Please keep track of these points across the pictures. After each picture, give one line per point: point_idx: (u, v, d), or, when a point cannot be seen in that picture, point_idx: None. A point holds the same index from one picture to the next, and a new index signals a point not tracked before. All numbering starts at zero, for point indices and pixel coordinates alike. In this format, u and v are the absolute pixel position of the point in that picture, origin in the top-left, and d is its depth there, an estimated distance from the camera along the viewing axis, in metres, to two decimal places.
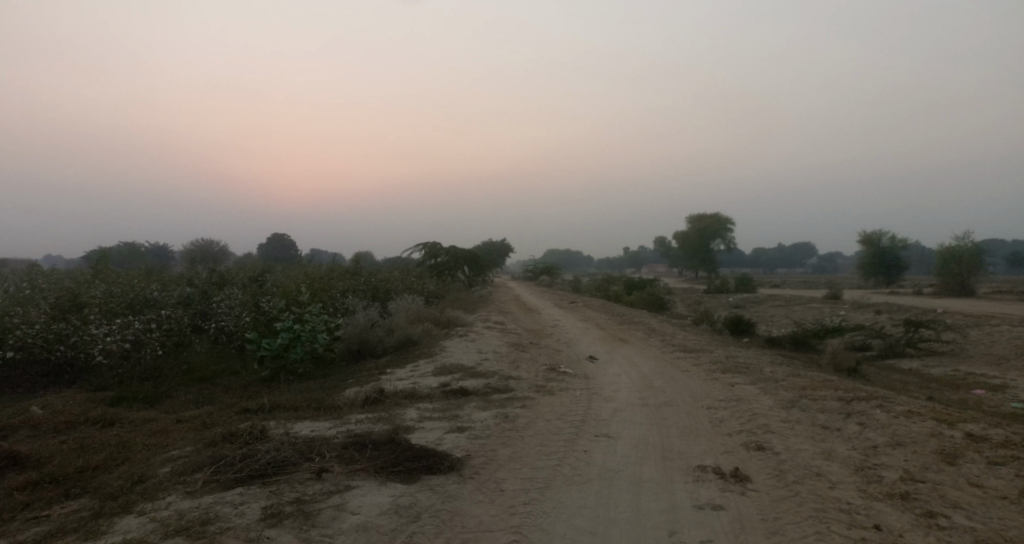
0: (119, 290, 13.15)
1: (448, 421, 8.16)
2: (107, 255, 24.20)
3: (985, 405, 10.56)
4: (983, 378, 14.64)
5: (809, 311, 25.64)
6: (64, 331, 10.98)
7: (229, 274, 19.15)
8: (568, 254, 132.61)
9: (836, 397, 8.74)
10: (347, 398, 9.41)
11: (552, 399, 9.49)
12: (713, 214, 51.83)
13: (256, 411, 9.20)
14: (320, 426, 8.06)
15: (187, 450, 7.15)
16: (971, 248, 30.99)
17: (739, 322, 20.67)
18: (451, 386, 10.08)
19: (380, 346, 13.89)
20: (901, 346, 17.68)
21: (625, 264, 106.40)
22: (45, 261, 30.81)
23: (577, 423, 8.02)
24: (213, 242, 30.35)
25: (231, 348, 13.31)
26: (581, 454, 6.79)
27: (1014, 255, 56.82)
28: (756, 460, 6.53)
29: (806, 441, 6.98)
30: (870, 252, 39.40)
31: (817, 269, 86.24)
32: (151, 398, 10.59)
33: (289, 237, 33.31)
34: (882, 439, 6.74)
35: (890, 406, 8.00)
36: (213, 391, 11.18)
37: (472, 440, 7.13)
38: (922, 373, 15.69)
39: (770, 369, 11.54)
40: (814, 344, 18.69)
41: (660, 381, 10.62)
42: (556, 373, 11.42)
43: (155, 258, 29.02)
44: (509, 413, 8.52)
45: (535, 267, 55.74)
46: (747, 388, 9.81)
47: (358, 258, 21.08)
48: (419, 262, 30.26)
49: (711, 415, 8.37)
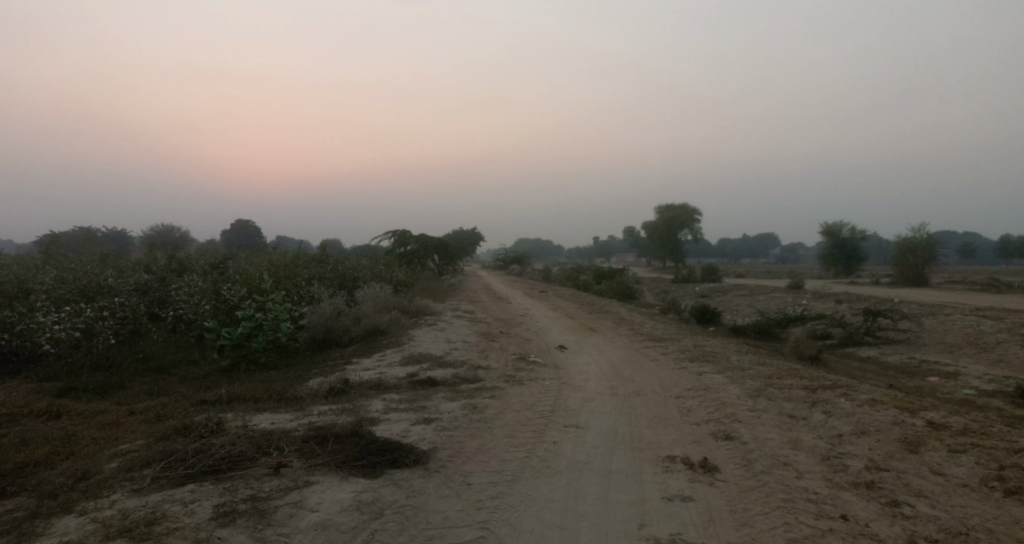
0: (71, 277, 12.80)
1: (415, 412, 8.04)
2: (64, 241, 23.61)
3: (941, 392, 10.74)
4: (939, 366, 14.92)
5: (772, 300, 25.97)
6: (9, 319, 10.65)
7: (189, 262, 18.76)
8: (537, 244, 132.81)
9: (802, 386, 8.78)
10: (310, 390, 9.24)
11: (520, 389, 9.42)
12: (681, 205, 52.29)
13: (214, 402, 8.99)
14: (281, 418, 7.88)
15: (138, 444, 6.94)
16: (926, 240, 31.71)
17: (705, 311, 20.83)
18: (419, 376, 9.96)
19: (346, 335, 13.70)
20: (860, 335, 17.97)
21: (595, 253, 106.98)
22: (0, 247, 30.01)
23: (546, 413, 7.96)
24: (175, 228, 29.76)
25: (190, 338, 13.02)
26: (549, 445, 6.72)
27: (967, 246, 58.35)
28: (723, 450, 6.51)
29: (774, 430, 6.98)
30: (831, 242, 40.04)
31: (780, 259, 87.61)
32: (102, 389, 10.31)
33: (254, 224, 32.78)
34: (847, 427, 6.76)
35: (854, 394, 8.04)
36: (170, 381, 10.91)
37: (438, 432, 7.01)
38: (880, 361, 15.96)
39: (737, 357, 11.59)
40: (776, 332, 18.90)
41: (629, 370, 10.60)
42: (525, 363, 11.34)
43: (115, 244, 28.37)
44: (477, 403, 8.43)
45: (505, 256, 55.75)
46: (715, 377, 9.82)
47: (325, 245, 20.79)
48: (388, 249, 30.04)
49: (679, 405, 8.36)
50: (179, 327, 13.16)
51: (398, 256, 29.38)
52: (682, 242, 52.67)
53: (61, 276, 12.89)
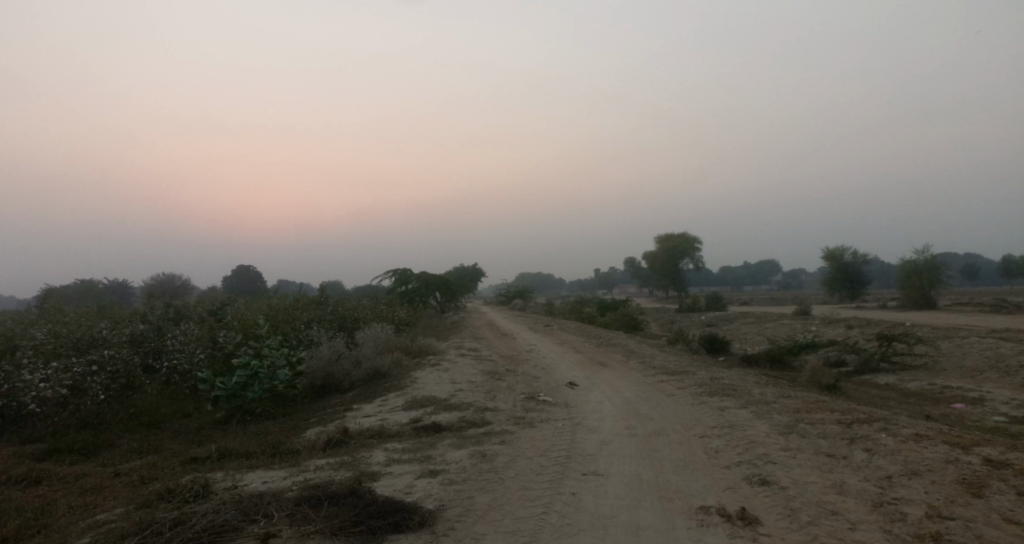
0: (64, 330, 12.29)
1: (420, 463, 7.42)
2: (61, 294, 23.08)
3: (971, 419, 10.11)
4: (961, 391, 14.26)
5: (781, 328, 25.31)
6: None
7: (186, 310, 18.23)
8: (538, 277, 132.18)
9: (835, 420, 8.16)
10: (307, 442, 8.64)
11: (531, 432, 8.79)
12: (682, 234, 51.81)
13: (204, 460, 8.37)
14: (273, 476, 7.26)
15: (116, 514, 6.33)
16: (930, 261, 31.05)
17: (714, 340, 20.18)
18: (423, 422, 9.34)
19: (346, 380, 13.08)
20: (876, 361, 17.31)
21: (597, 285, 106.41)
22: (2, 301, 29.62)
23: (562, 460, 7.33)
24: (176, 276, 29.29)
25: (185, 389, 12.46)
26: (567, 497, 6.09)
27: (969, 267, 57.77)
28: (762, 497, 5.89)
29: (813, 473, 6.36)
30: (834, 267, 39.42)
31: (782, 286, 87.02)
32: (90, 449, 9.75)
33: (255, 269, 32.29)
34: (895, 468, 6.14)
35: (895, 429, 7.41)
36: (161, 437, 10.32)
37: (445, 486, 6.40)
38: (899, 387, 15.30)
39: (757, 390, 10.95)
40: (789, 360, 18.24)
41: (646, 407, 9.97)
42: (535, 403, 10.71)
43: (115, 294, 27.87)
44: (487, 450, 7.81)
45: (506, 291, 55.19)
46: (739, 412, 9.18)
47: (325, 287, 20.23)
48: (389, 289, 29.46)
49: (704, 445, 7.73)
50: (174, 378, 12.60)
51: (400, 296, 28.81)
52: (685, 271, 52.09)
53: (52, 330, 12.36)
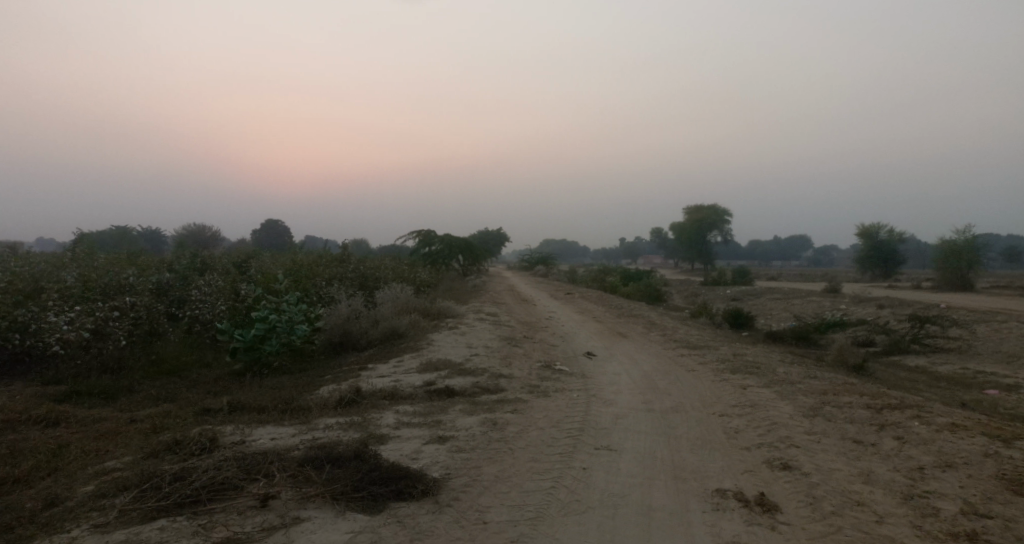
0: (92, 274, 12.24)
1: (429, 428, 7.22)
2: (92, 239, 23.21)
3: (1006, 408, 9.69)
4: (996, 377, 13.78)
5: (808, 305, 24.74)
6: (24, 320, 10.13)
7: (211, 261, 18.20)
8: (564, 244, 131.48)
9: (864, 404, 7.82)
10: (319, 400, 8.50)
11: (545, 401, 8.57)
12: (711, 206, 50.98)
13: (215, 412, 8.24)
14: (282, 433, 7.10)
15: (123, 462, 6.19)
16: (969, 242, 30.06)
17: (738, 315, 19.76)
18: (437, 385, 9.15)
19: (364, 338, 12.97)
20: (907, 342, 16.81)
21: (622, 254, 105.58)
22: (36, 245, 30.00)
23: (574, 432, 7.09)
24: (206, 227, 29.41)
25: (205, 339, 12.40)
26: (578, 472, 5.86)
27: (1009, 250, 56.13)
28: (782, 483, 5.61)
29: (838, 460, 6.07)
30: (868, 245, 38.48)
31: (812, 262, 85.70)
32: (109, 393, 9.70)
33: (283, 223, 32.34)
34: (928, 460, 5.84)
35: (928, 417, 7.07)
36: (179, 385, 10.25)
37: (453, 454, 6.19)
38: (929, 371, 14.83)
39: (783, 369, 10.61)
40: (816, 338, 17.79)
41: (664, 382, 9.69)
42: (551, 371, 10.46)
43: (148, 242, 28.10)
44: (498, 419, 7.58)
45: (531, 257, 54.89)
46: (762, 392, 8.87)
47: (348, 244, 20.09)
48: (413, 250, 29.29)
49: (723, 424, 7.45)
50: (196, 328, 12.55)
51: (423, 256, 28.65)
52: (712, 243, 51.33)
53: (80, 273, 12.31)
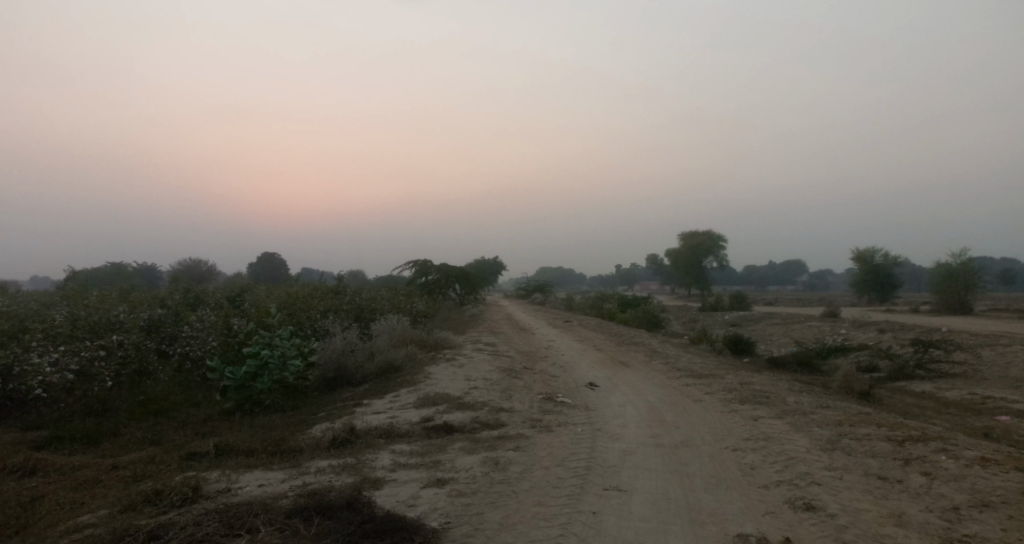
0: (80, 312, 11.85)
1: (427, 469, 6.81)
2: (84, 275, 22.83)
3: (1020, 434, 9.34)
4: (1005, 402, 13.38)
5: (808, 330, 24.39)
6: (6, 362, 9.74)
7: (204, 295, 17.81)
8: (560, 272, 131.10)
9: (883, 436, 7.43)
10: (311, 440, 8.08)
11: (549, 437, 8.17)
12: (706, 232, 50.88)
13: (201, 456, 7.81)
14: (270, 479, 6.69)
15: (98, 516, 5.77)
16: (966, 265, 29.83)
17: (739, 341, 19.40)
18: (435, 422, 8.75)
19: (359, 372, 12.57)
20: (911, 367, 16.45)
21: (619, 281, 105.41)
22: (31, 282, 29.66)
23: (581, 471, 6.68)
24: (201, 260, 29.07)
25: (195, 377, 11.98)
26: (588, 517, 5.47)
27: (1003, 272, 56.08)
28: (808, 527, 5.24)
29: (864, 499, 5.69)
30: (864, 268, 38.18)
31: (807, 287, 85.63)
32: (92, 437, 9.29)
33: (279, 256, 32.02)
34: (962, 499, 5.50)
35: (954, 449, 6.72)
36: (165, 427, 9.84)
37: (453, 498, 5.79)
38: (936, 396, 14.47)
39: (793, 398, 10.22)
40: (818, 364, 17.42)
41: (672, 414, 9.30)
42: (554, 405, 10.06)
43: (143, 278, 27.72)
44: (500, 458, 7.18)
45: (528, 285, 54.59)
46: (774, 423, 8.48)
47: (343, 276, 19.69)
48: (410, 280, 28.92)
49: (738, 460, 7.06)
50: (186, 366, 12.13)
51: (420, 287, 28.27)
52: (708, 269, 51.12)
53: (67, 311, 11.92)
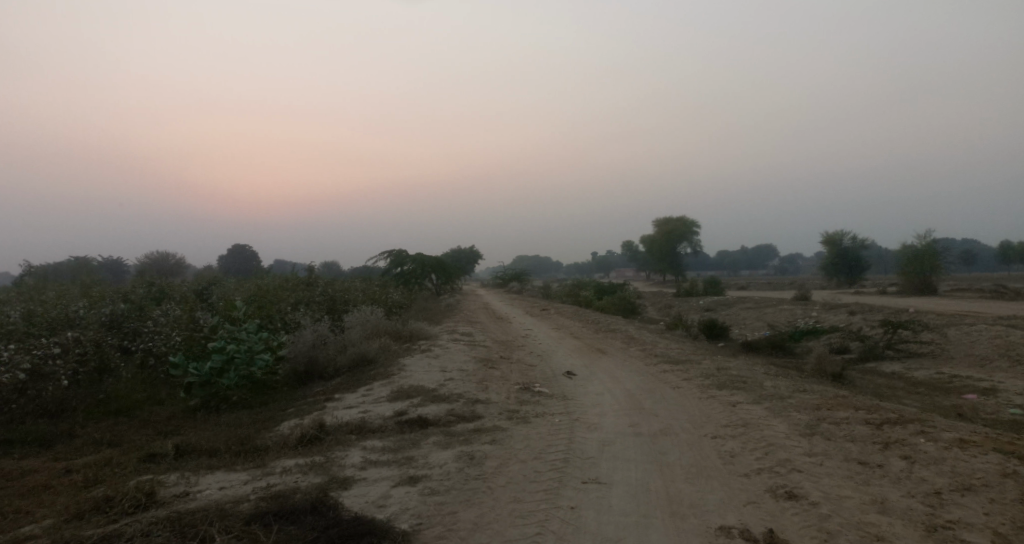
0: (36, 308, 11.37)
1: (399, 467, 6.59)
2: (46, 271, 22.18)
3: (990, 412, 9.35)
4: (974, 380, 13.47)
5: (780, 313, 24.47)
6: None
7: (170, 289, 17.33)
8: (535, 260, 131.24)
9: (862, 420, 7.33)
10: (278, 438, 7.82)
11: (525, 429, 7.97)
12: (680, 218, 50.96)
13: (161, 458, 7.51)
14: (233, 481, 6.42)
15: (46, 527, 5.49)
16: (932, 246, 30.13)
17: (713, 326, 19.37)
18: (408, 415, 8.52)
19: (331, 366, 12.28)
20: (881, 348, 16.52)
21: (593, 268, 105.56)
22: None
23: (558, 464, 6.50)
24: (170, 254, 28.42)
25: (160, 374, 11.61)
26: (565, 513, 5.28)
27: (966, 254, 56.90)
28: (791, 516, 5.10)
29: (847, 485, 5.57)
30: (833, 252, 38.54)
31: (779, 271, 86.38)
32: (48, 440, 8.94)
33: (251, 248, 31.43)
34: (944, 482, 5.41)
35: (933, 432, 6.63)
36: (127, 427, 9.51)
37: (425, 497, 5.58)
38: (906, 376, 14.53)
39: (770, 383, 10.13)
40: (791, 347, 17.43)
41: (649, 401, 9.14)
42: (530, 395, 9.86)
43: (109, 273, 27.04)
44: (475, 452, 6.97)
45: (502, 274, 54.34)
46: (752, 409, 8.36)
47: (314, 268, 19.27)
48: (384, 270, 28.51)
49: (718, 447, 6.91)
50: (149, 362, 11.71)
51: (394, 277, 27.88)
52: (682, 255, 51.24)
53: (24, 307, 11.48)
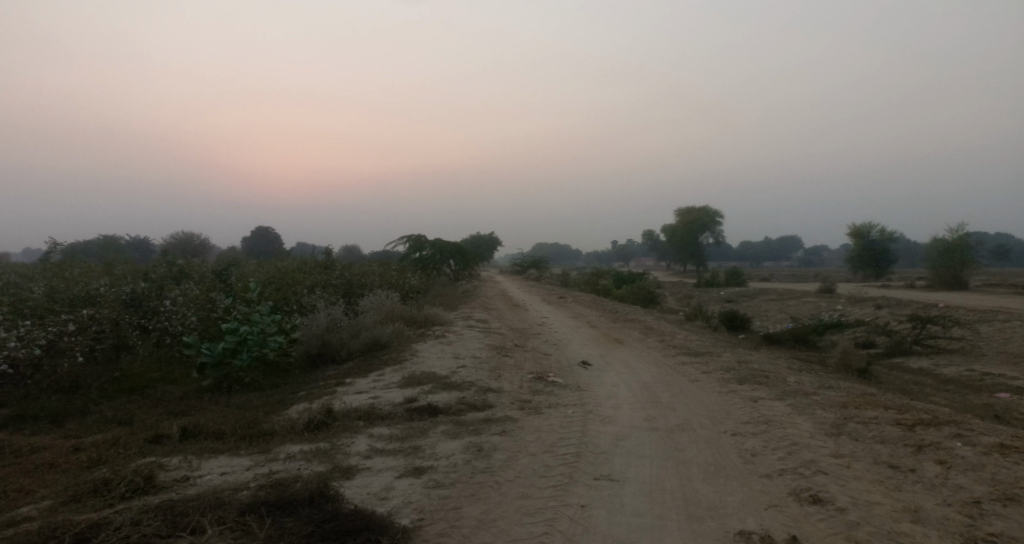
0: (56, 284, 11.26)
1: (404, 456, 6.35)
2: (72, 247, 22.31)
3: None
4: (1005, 379, 12.98)
5: (804, 306, 23.96)
6: None
7: (190, 269, 17.25)
8: (555, 248, 130.98)
9: (892, 420, 6.97)
10: (285, 423, 7.61)
11: (538, 420, 7.69)
12: (703, 207, 50.30)
13: (166, 439, 7.34)
14: (234, 466, 6.22)
15: (40, 509, 5.32)
16: (963, 239, 29.35)
17: (734, 317, 18.96)
18: (418, 403, 8.28)
19: (343, 349, 12.08)
20: (909, 343, 16.02)
21: (614, 257, 104.96)
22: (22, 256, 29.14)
23: (570, 458, 6.22)
24: (195, 235, 28.51)
25: (175, 353, 11.49)
26: (575, 511, 5.00)
27: (998, 249, 55.53)
28: (816, 523, 4.79)
29: (876, 490, 5.23)
30: (859, 244, 37.72)
31: (802, 263, 85.24)
32: (60, 416, 8.83)
33: (273, 230, 31.46)
34: (982, 491, 5.06)
35: (969, 435, 6.26)
36: (139, 405, 9.37)
37: (429, 490, 5.33)
38: (934, 373, 14.07)
39: (793, 378, 9.75)
40: (814, 340, 16.98)
41: (667, 394, 8.82)
42: (544, 385, 9.58)
43: (134, 252, 27.14)
44: (484, 443, 6.72)
45: (522, 261, 54.07)
46: (775, 406, 8.01)
47: (332, 251, 19.06)
48: (403, 255, 28.36)
49: (737, 445, 6.59)
50: (165, 341, 11.52)
51: (414, 261, 27.66)
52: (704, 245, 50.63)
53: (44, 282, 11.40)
